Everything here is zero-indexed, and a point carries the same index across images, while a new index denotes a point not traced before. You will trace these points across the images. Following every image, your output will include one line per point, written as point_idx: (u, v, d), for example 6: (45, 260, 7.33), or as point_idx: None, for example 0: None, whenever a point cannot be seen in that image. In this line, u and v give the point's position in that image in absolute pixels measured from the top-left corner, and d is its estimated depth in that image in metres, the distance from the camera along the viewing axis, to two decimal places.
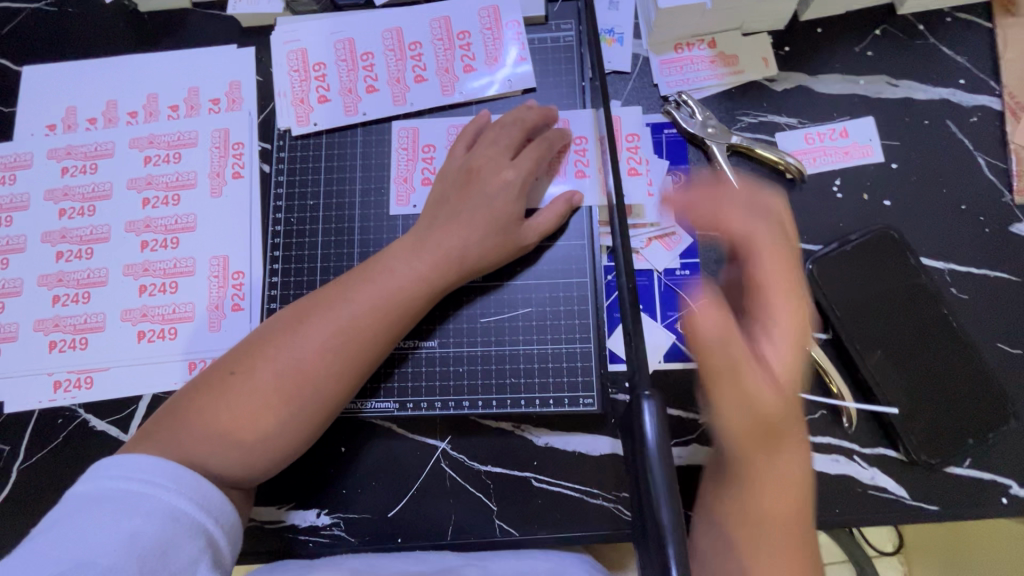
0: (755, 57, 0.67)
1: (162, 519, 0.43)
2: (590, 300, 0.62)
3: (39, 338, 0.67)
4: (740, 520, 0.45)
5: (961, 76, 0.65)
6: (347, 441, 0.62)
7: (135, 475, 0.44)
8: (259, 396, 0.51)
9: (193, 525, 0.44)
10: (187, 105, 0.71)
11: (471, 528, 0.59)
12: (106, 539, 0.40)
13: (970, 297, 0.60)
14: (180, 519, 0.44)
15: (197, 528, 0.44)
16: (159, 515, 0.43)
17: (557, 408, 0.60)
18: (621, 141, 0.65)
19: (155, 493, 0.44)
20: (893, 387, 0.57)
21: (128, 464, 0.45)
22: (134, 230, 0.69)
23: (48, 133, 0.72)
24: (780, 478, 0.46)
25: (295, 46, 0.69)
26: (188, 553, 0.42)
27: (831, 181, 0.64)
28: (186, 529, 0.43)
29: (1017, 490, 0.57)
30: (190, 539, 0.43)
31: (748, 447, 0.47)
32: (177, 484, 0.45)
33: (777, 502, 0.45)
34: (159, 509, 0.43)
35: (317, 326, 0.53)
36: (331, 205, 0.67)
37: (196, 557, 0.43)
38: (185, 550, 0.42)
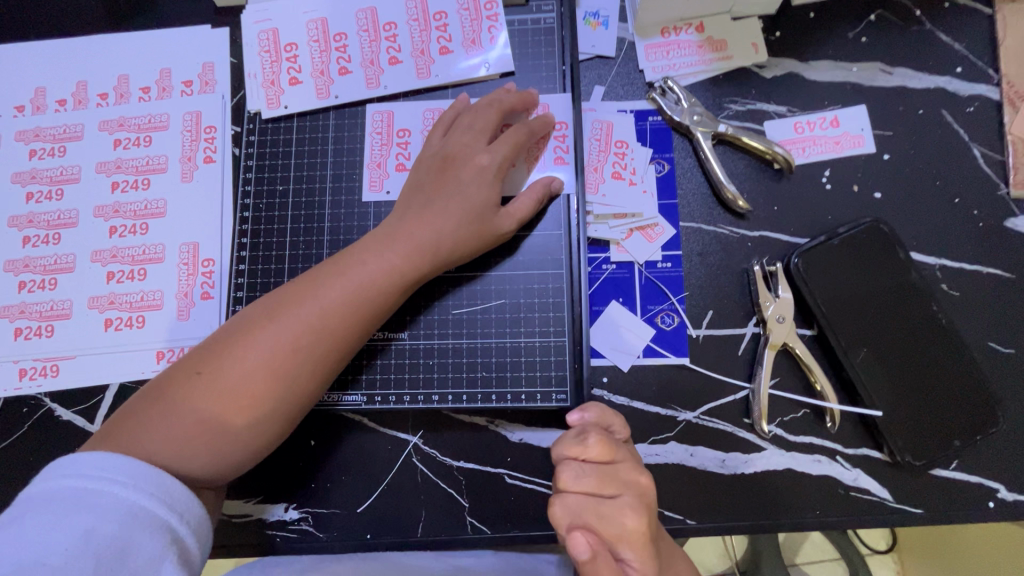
0: (743, 42, 0.64)
1: (120, 517, 0.41)
2: (566, 292, 0.60)
3: (6, 325, 0.65)
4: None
5: (959, 64, 0.63)
6: (317, 434, 0.60)
7: (91, 474, 0.43)
8: (228, 397, 0.49)
9: (155, 522, 0.42)
10: (158, 87, 0.69)
11: (443, 524, 0.58)
12: (59, 538, 0.39)
13: (961, 293, 0.58)
14: (140, 516, 0.42)
15: (159, 525, 0.42)
16: (117, 512, 0.41)
17: (531, 403, 0.58)
18: (609, 147, 0.63)
19: (112, 491, 0.42)
20: (877, 386, 0.55)
21: (85, 463, 0.43)
22: (102, 215, 0.67)
23: (16, 115, 0.70)
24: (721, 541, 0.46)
25: (267, 25, 0.67)
26: (149, 551, 0.41)
27: (820, 171, 0.62)
28: (146, 525, 0.42)
29: (1005, 493, 0.55)
30: (151, 536, 0.41)
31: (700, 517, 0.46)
32: (137, 481, 0.43)
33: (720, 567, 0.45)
34: (117, 506, 0.42)
35: (287, 322, 0.51)
36: (302, 191, 0.65)
37: (159, 555, 0.41)
38: (145, 547, 0.41)
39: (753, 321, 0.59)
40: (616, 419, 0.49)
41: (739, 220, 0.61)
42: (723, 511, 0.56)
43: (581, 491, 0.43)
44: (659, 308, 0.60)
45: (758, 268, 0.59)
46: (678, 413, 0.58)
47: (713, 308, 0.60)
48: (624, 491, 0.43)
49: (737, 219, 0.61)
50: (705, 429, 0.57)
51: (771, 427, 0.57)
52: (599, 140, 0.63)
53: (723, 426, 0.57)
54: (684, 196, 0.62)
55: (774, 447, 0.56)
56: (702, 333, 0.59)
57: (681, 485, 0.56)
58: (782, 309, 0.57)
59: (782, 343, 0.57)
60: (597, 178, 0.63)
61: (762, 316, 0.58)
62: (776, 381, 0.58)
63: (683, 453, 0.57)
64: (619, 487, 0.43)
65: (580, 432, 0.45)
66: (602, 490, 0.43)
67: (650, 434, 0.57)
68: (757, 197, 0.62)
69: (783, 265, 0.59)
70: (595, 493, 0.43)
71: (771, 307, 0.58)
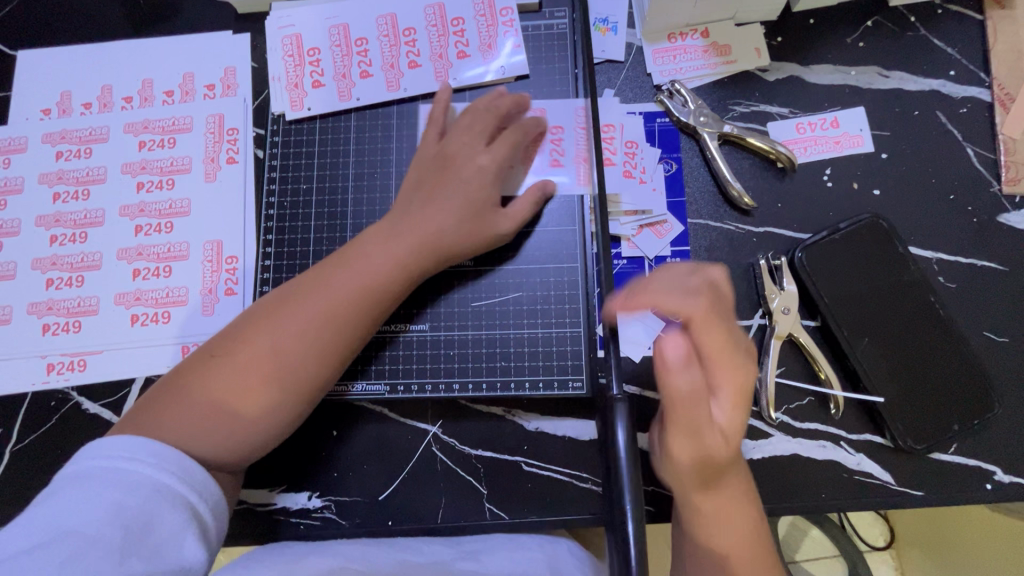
0: (747, 47, 0.67)
1: (146, 493, 0.43)
2: (580, 285, 0.63)
3: (33, 321, 0.67)
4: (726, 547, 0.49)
5: (952, 68, 0.66)
6: (339, 425, 0.62)
7: (115, 453, 0.45)
8: (242, 379, 0.51)
9: (177, 498, 0.44)
10: (181, 90, 0.72)
11: (462, 511, 0.60)
12: (90, 511, 0.41)
13: (957, 285, 0.61)
14: (163, 492, 0.44)
15: (180, 502, 0.44)
16: (142, 488, 0.43)
17: (548, 391, 0.60)
18: (620, 146, 0.66)
19: (136, 469, 0.44)
20: (879, 373, 0.58)
21: (109, 445, 0.45)
22: (128, 215, 0.69)
23: (43, 118, 0.72)
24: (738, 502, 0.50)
25: (290, 31, 0.69)
26: (172, 525, 0.43)
27: (822, 170, 0.64)
28: (170, 501, 0.44)
29: (1001, 476, 0.57)
30: (173, 512, 0.43)
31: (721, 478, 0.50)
32: (159, 459, 0.45)
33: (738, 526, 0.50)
34: (142, 483, 0.44)
35: (298, 309, 0.53)
36: (324, 190, 0.67)
37: (180, 529, 0.43)
38: (168, 521, 0.43)
39: (759, 313, 0.62)
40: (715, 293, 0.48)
41: (744, 217, 0.64)
42: None
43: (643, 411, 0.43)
44: None
45: (763, 262, 0.62)
46: None
47: None
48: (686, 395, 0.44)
49: (743, 215, 0.64)
50: None
51: (778, 415, 0.59)
52: (603, 144, 0.66)
53: None
54: (692, 194, 0.65)
55: (781, 433, 0.59)
56: None
57: None
58: (787, 301, 0.60)
59: (787, 334, 0.60)
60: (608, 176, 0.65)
61: (768, 308, 0.61)
62: (783, 370, 0.60)
63: None
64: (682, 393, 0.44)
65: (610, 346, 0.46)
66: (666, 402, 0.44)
67: None
68: (762, 194, 0.64)
69: (788, 259, 0.62)
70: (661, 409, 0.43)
71: (776, 299, 0.60)
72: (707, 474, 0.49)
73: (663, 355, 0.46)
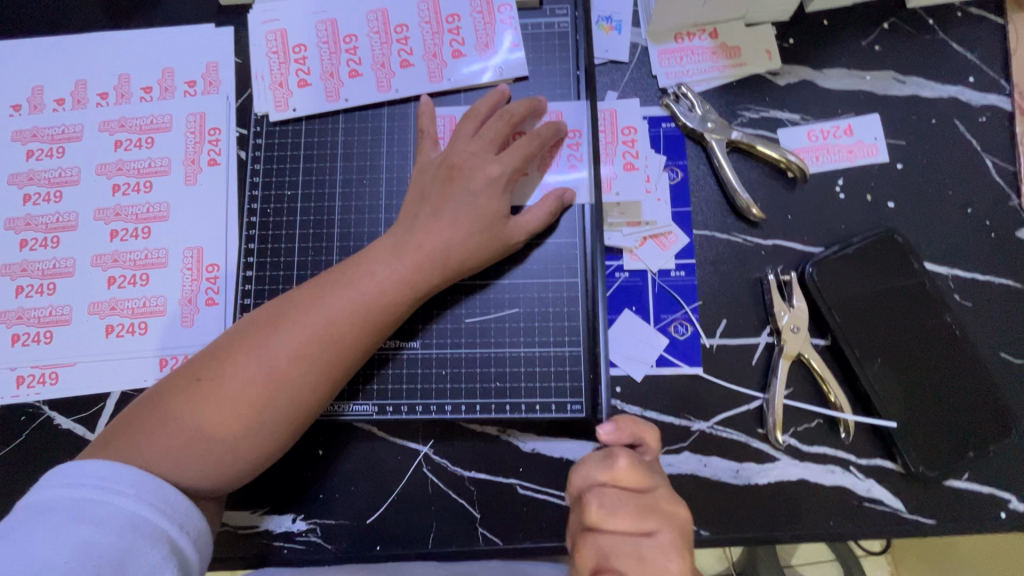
0: (757, 49, 0.64)
1: (120, 527, 0.40)
2: (581, 301, 0.60)
3: (2, 330, 0.64)
4: None
5: (971, 74, 0.63)
6: (324, 444, 0.59)
7: (91, 482, 0.42)
8: (230, 406, 0.48)
9: (155, 531, 0.42)
10: (160, 87, 0.68)
11: (453, 536, 0.57)
12: (59, 549, 0.38)
13: (973, 304, 0.58)
14: (140, 525, 0.41)
15: (159, 535, 0.42)
16: (117, 521, 0.41)
17: (545, 413, 0.57)
18: (617, 136, 0.63)
19: (112, 500, 0.42)
20: (892, 397, 0.55)
21: (85, 472, 0.43)
22: (102, 218, 0.65)
23: (12, 114, 0.68)
24: None
25: (275, 26, 0.65)
26: (151, 561, 0.40)
27: (834, 180, 0.61)
28: (148, 534, 0.41)
29: (1016, 503, 0.55)
30: (152, 547, 0.41)
31: None
32: (137, 490, 0.43)
33: None
34: (116, 516, 0.41)
35: (292, 331, 0.50)
36: (312, 196, 0.63)
37: (160, 564, 0.40)
38: (147, 557, 0.40)
39: (766, 330, 0.59)
40: (648, 434, 0.47)
41: (752, 229, 0.61)
42: (736, 521, 0.55)
43: (614, 530, 0.40)
44: (673, 317, 0.60)
45: (772, 277, 0.59)
46: (692, 423, 0.57)
47: (727, 317, 0.59)
48: (664, 527, 0.41)
49: (751, 227, 0.61)
50: (718, 440, 0.57)
51: (786, 437, 0.57)
52: (611, 146, 0.63)
53: (737, 436, 0.57)
54: (697, 204, 0.62)
55: (788, 457, 0.56)
56: (716, 342, 0.59)
57: (694, 496, 0.56)
58: (797, 319, 0.57)
59: (796, 353, 0.57)
60: (609, 173, 0.62)
61: (776, 326, 0.58)
62: (791, 391, 0.58)
63: (697, 464, 0.56)
64: (656, 522, 0.41)
65: (609, 455, 0.43)
66: (637, 526, 0.40)
67: (663, 445, 0.57)
68: (771, 206, 0.61)
69: (797, 274, 0.59)
70: (629, 529, 0.40)
71: (786, 317, 0.57)
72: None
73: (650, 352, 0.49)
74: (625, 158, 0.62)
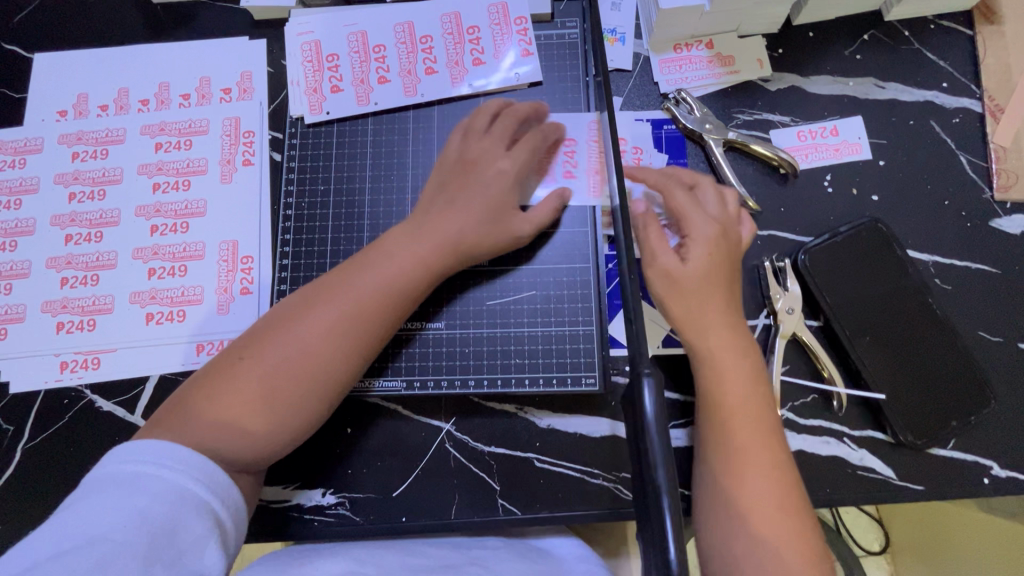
0: (750, 58, 0.70)
1: (172, 499, 0.44)
2: (593, 285, 0.64)
3: (47, 319, 0.68)
4: (751, 537, 0.49)
5: (944, 80, 0.69)
6: (353, 422, 0.63)
7: (147, 458, 0.46)
8: (269, 381, 0.52)
9: (200, 504, 0.45)
10: (198, 94, 0.73)
11: (474, 507, 0.61)
12: (118, 515, 0.42)
13: (953, 287, 0.63)
14: (187, 498, 0.45)
15: (205, 508, 0.45)
16: (167, 494, 0.44)
17: (561, 388, 0.62)
18: (623, 146, 0.68)
19: (162, 474, 0.45)
20: (881, 371, 0.60)
21: (139, 449, 0.46)
22: (144, 214, 0.70)
23: (59, 119, 0.73)
24: (775, 483, 0.50)
25: (309, 37, 0.71)
26: (196, 531, 0.44)
27: (822, 176, 0.67)
28: (193, 507, 0.45)
29: (998, 470, 0.59)
30: (198, 519, 0.44)
31: (745, 456, 0.52)
32: (187, 466, 0.46)
33: (773, 505, 0.50)
34: (169, 489, 0.44)
35: (320, 312, 0.54)
36: (341, 191, 0.68)
37: (204, 535, 0.44)
38: (194, 526, 0.44)
39: (764, 313, 0.64)
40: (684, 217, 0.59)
41: None
42: None
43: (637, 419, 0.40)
44: None
45: (768, 263, 0.64)
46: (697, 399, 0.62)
47: None
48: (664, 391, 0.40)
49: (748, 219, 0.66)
50: None
51: (783, 411, 0.61)
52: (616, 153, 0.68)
53: None
54: None
55: (787, 429, 0.61)
56: None
57: None
58: (791, 301, 0.62)
59: (792, 333, 0.62)
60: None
61: (772, 308, 0.63)
62: (788, 368, 0.62)
63: None
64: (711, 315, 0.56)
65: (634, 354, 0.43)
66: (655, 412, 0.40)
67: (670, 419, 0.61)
68: (766, 199, 0.66)
69: (792, 261, 0.64)
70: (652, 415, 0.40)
71: (781, 299, 0.62)
72: (709, 329, 0.56)
73: (649, 240, 0.58)
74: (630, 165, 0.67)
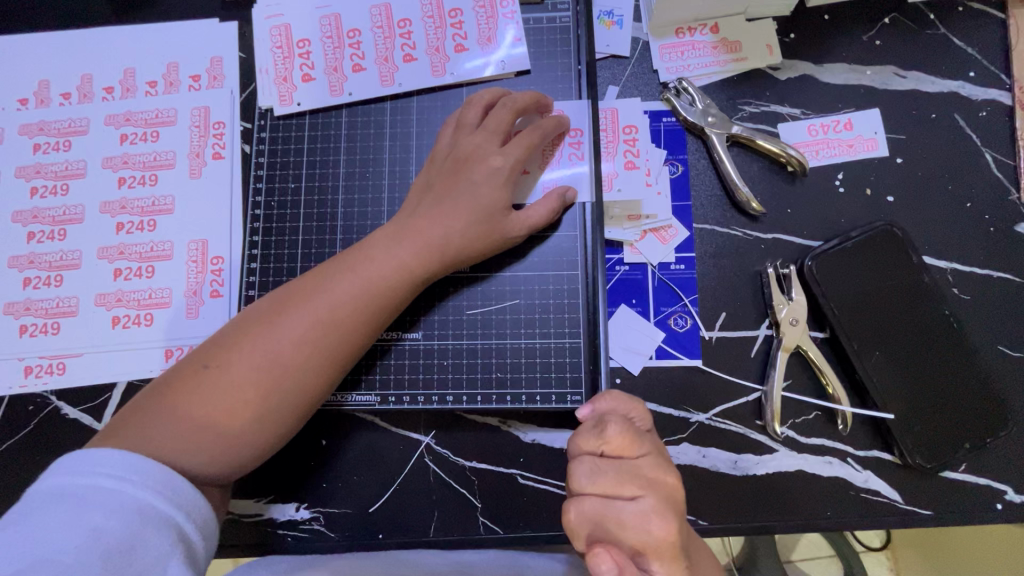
0: (759, 44, 0.64)
1: (128, 514, 0.39)
2: (581, 293, 0.60)
3: (10, 322, 0.64)
4: None
5: (971, 69, 0.63)
6: (328, 434, 0.60)
7: (99, 468, 0.41)
8: (237, 393, 0.48)
9: (162, 519, 0.41)
10: (165, 81, 0.68)
11: (455, 525, 0.58)
12: (66, 535, 0.37)
13: (972, 298, 0.59)
14: (147, 512, 0.40)
15: (167, 522, 0.41)
16: (124, 509, 0.40)
17: (546, 404, 0.58)
18: (618, 135, 0.63)
19: (120, 487, 0.41)
20: (889, 388, 0.56)
21: (90, 459, 0.42)
22: (109, 211, 0.66)
23: (20, 108, 0.69)
24: None
25: (280, 21, 0.66)
26: (156, 548, 0.39)
27: (834, 174, 0.62)
28: (154, 522, 0.40)
29: (1013, 495, 0.55)
30: (159, 535, 0.40)
31: None
32: (146, 478, 0.42)
33: None
34: (124, 504, 0.40)
35: (296, 319, 0.50)
36: (315, 189, 0.64)
37: (167, 552, 0.40)
38: (154, 544, 0.39)
39: (766, 322, 0.59)
40: None
41: (752, 222, 0.61)
42: (734, 512, 0.56)
43: (598, 493, 0.42)
44: (672, 310, 0.60)
45: (771, 270, 0.59)
46: (691, 415, 0.58)
47: (726, 310, 0.60)
48: (647, 492, 0.41)
49: (750, 221, 0.61)
50: (716, 431, 0.57)
51: (783, 429, 0.57)
52: (612, 146, 0.63)
53: (735, 428, 0.57)
54: (698, 198, 0.62)
55: (786, 449, 0.57)
56: (715, 335, 0.59)
57: (693, 487, 0.56)
58: (796, 311, 0.58)
59: (796, 345, 0.58)
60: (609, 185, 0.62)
61: (775, 318, 0.58)
62: (790, 383, 0.58)
63: (696, 455, 0.57)
64: None
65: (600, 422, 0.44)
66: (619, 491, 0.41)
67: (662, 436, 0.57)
68: (771, 200, 0.62)
69: (797, 267, 0.59)
70: (612, 494, 0.42)
71: (785, 309, 0.58)
72: None
73: None
74: (626, 157, 0.62)
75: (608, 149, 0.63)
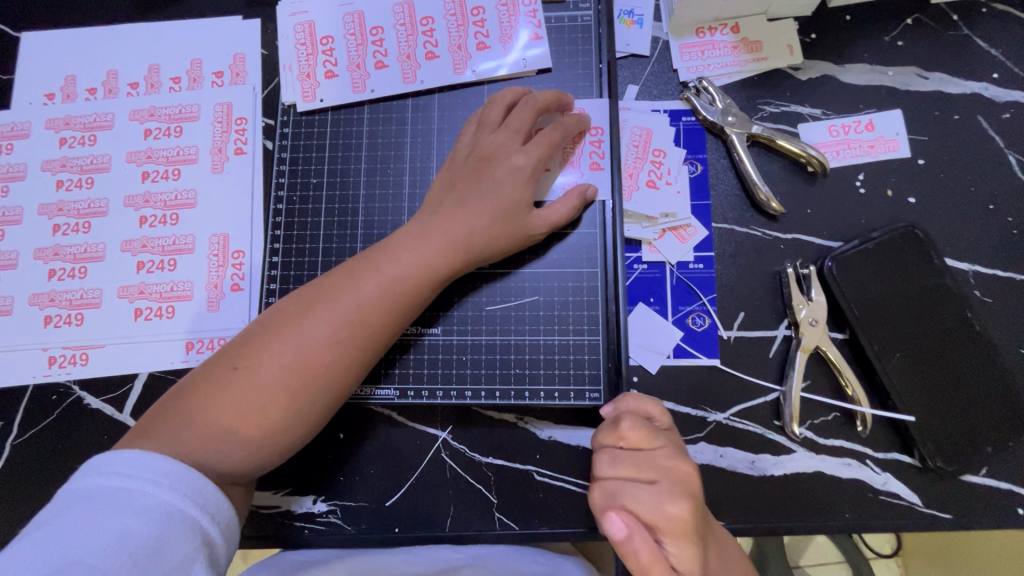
0: (780, 44, 0.64)
1: (155, 517, 0.40)
2: (600, 291, 0.60)
3: (35, 312, 0.65)
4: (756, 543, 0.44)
5: (995, 70, 0.63)
6: (346, 428, 0.60)
7: (127, 471, 0.42)
8: (265, 391, 0.48)
9: (187, 522, 0.41)
10: (189, 77, 0.69)
11: (470, 521, 0.58)
12: (96, 537, 0.38)
13: (995, 300, 0.58)
14: (173, 515, 0.41)
15: (191, 525, 0.41)
16: (152, 511, 0.40)
17: (564, 402, 0.58)
18: (646, 155, 0.63)
19: (147, 489, 0.41)
20: (910, 391, 0.55)
21: (119, 460, 0.42)
22: (132, 205, 0.67)
23: (47, 102, 0.70)
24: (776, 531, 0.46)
25: (304, 18, 0.67)
26: (181, 552, 0.40)
27: (854, 175, 0.61)
28: (180, 525, 0.41)
29: None
30: (184, 538, 0.40)
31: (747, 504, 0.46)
32: (172, 479, 0.42)
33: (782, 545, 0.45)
34: (151, 506, 0.40)
35: (323, 319, 0.50)
36: (336, 185, 0.65)
37: (191, 556, 0.40)
38: (179, 548, 0.40)
39: (784, 323, 0.59)
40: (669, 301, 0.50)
41: (772, 223, 0.61)
42: (751, 512, 0.56)
43: (618, 477, 0.43)
44: (690, 309, 0.60)
45: (791, 270, 0.59)
46: (708, 414, 0.58)
47: (745, 309, 0.60)
48: (664, 478, 0.42)
49: (770, 221, 0.61)
50: (734, 431, 0.57)
51: (802, 430, 0.57)
52: (636, 166, 0.63)
53: (752, 428, 0.57)
54: (717, 197, 0.62)
55: (804, 450, 0.57)
56: (734, 334, 0.59)
57: (709, 486, 0.56)
58: (815, 312, 0.57)
59: (815, 347, 0.57)
60: (631, 186, 0.62)
61: (794, 318, 0.58)
62: (808, 384, 0.58)
63: (713, 454, 0.57)
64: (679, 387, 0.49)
65: (616, 418, 0.46)
66: (638, 473, 0.43)
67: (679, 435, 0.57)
68: (791, 200, 0.61)
69: (817, 268, 0.59)
70: (631, 475, 0.43)
71: (804, 310, 0.57)
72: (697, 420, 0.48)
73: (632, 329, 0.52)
74: (649, 177, 0.62)
75: (632, 168, 0.63)
